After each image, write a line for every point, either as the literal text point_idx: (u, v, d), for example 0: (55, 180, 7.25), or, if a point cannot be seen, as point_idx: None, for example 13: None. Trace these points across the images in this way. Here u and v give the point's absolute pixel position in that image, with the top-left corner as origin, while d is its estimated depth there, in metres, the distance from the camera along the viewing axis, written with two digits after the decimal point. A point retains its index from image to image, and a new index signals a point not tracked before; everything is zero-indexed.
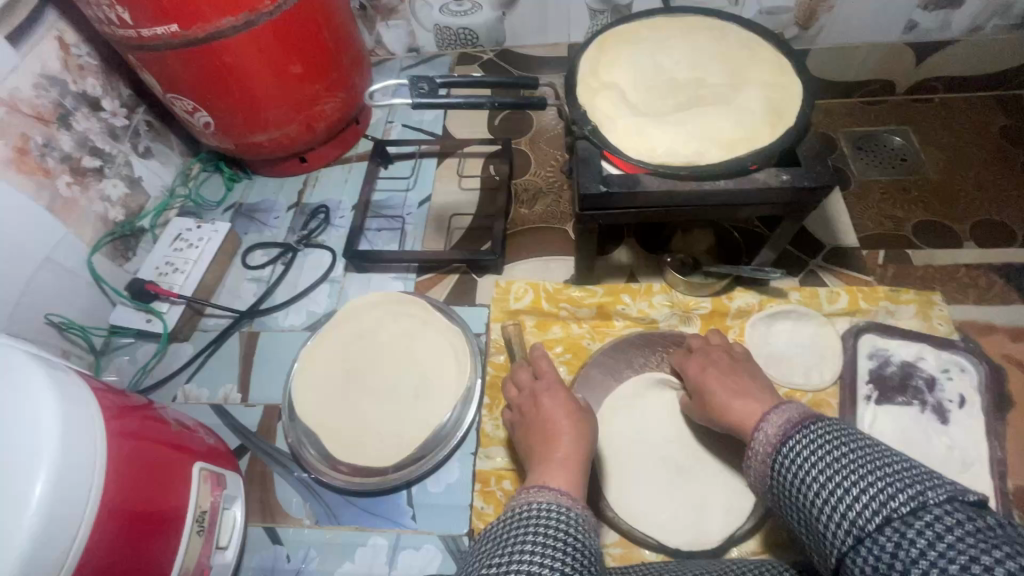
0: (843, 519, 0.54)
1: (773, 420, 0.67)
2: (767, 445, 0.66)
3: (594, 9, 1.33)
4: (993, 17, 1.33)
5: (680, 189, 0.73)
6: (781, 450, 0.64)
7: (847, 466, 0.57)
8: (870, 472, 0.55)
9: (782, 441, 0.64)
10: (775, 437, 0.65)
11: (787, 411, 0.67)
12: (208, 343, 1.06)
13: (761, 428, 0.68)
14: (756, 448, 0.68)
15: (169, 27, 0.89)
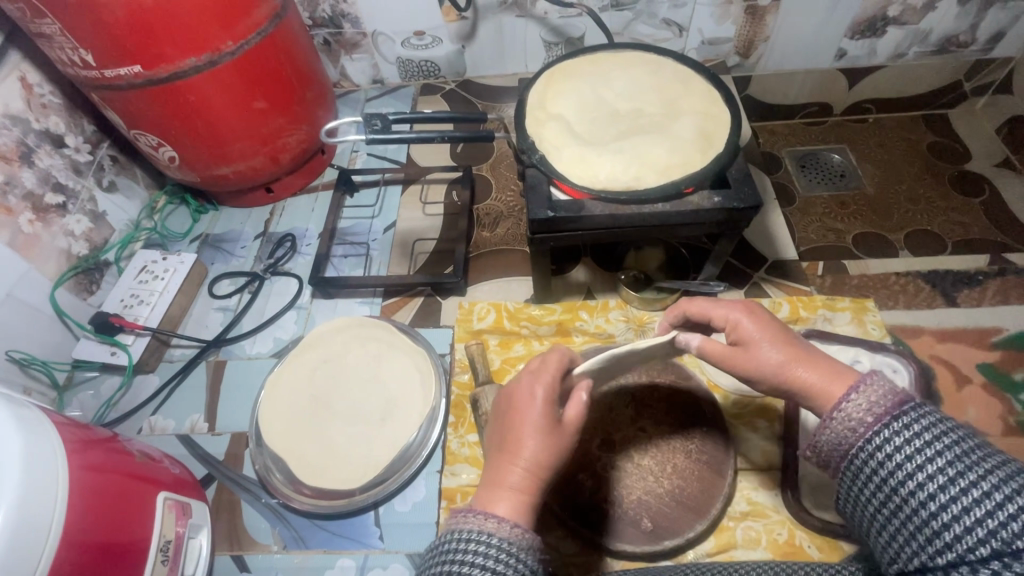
0: (961, 520, 0.45)
1: (857, 396, 0.54)
2: (858, 416, 0.53)
3: (548, 41, 1.41)
4: (914, 45, 1.44)
5: (621, 213, 0.78)
6: (879, 428, 0.51)
7: (979, 463, 0.46)
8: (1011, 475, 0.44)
9: (886, 418, 0.51)
10: (870, 410, 0.53)
11: (881, 384, 0.54)
12: (173, 373, 1.06)
13: (851, 396, 0.54)
14: (839, 418, 0.54)
15: (133, 68, 0.92)
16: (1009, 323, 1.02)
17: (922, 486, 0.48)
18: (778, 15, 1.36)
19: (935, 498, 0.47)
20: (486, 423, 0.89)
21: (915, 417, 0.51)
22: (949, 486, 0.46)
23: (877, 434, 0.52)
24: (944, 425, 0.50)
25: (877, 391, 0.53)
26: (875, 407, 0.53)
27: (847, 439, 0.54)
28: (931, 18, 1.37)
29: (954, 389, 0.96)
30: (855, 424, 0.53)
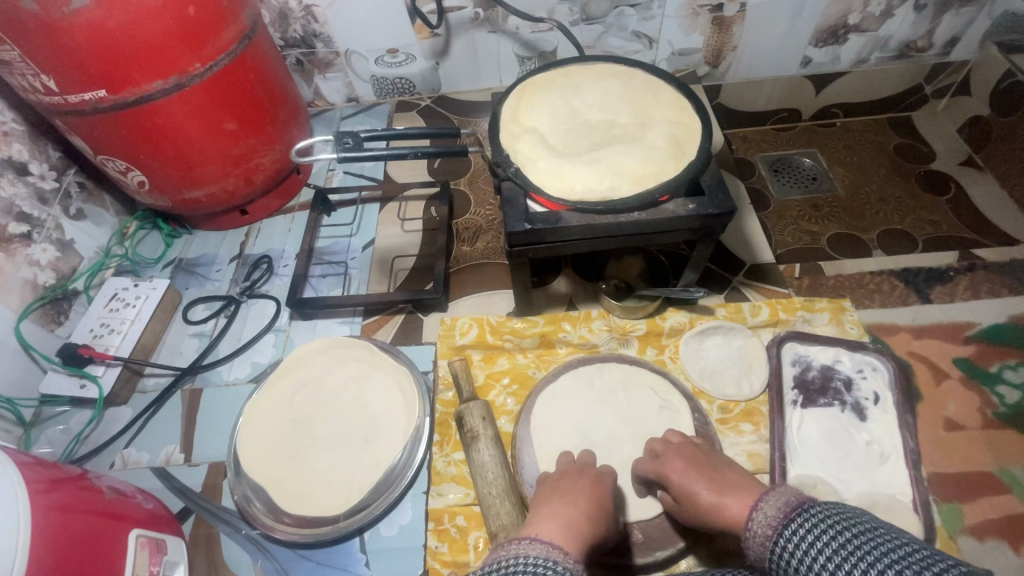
0: None
1: (764, 509, 0.63)
2: (762, 532, 0.61)
3: (521, 56, 1.42)
4: (875, 51, 1.48)
5: (598, 223, 0.79)
6: (781, 534, 0.59)
7: (861, 554, 0.53)
8: (885, 561, 0.51)
9: (783, 524, 0.59)
10: (772, 521, 0.61)
11: (778, 495, 0.63)
12: (147, 404, 1.03)
13: (754, 511, 0.63)
14: (753, 537, 0.62)
15: (97, 92, 0.90)
16: (982, 317, 1.04)
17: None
18: (744, 26, 1.39)
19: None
20: (472, 440, 0.87)
21: (805, 521, 0.58)
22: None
23: (782, 542, 0.59)
24: (833, 517, 0.57)
25: (776, 503, 0.62)
26: (774, 517, 0.61)
27: (765, 554, 0.61)
28: (889, 25, 1.41)
29: (933, 384, 0.97)
30: (764, 539, 0.61)
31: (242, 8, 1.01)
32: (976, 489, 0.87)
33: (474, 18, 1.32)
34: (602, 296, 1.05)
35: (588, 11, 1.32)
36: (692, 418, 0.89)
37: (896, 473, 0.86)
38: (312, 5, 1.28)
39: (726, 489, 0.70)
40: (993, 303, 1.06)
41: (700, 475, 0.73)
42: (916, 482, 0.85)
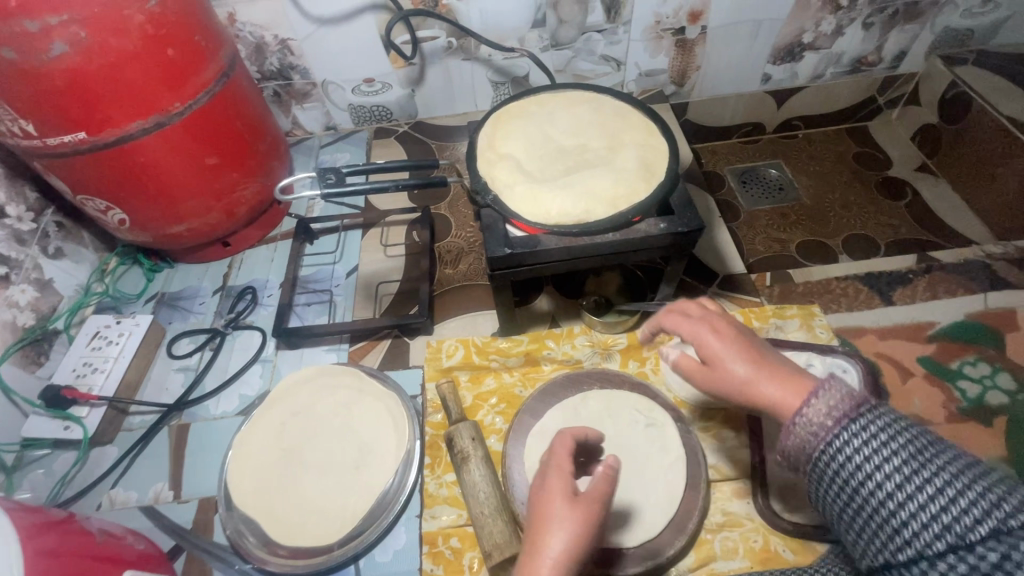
0: (939, 525, 0.46)
1: (823, 399, 0.53)
2: (818, 422, 0.53)
3: (494, 81, 1.47)
4: (829, 66, 1.56)
5: (575, 244, 0.82)
6: (843, 426, 0.52)
7: (936, 463, 0.48)
8: (967, 475, 0.47)
9: (850, 418, 0.52)
10: (833, 412, 0.52)
11: (842, 385, 0.54)
12: (134, 442, 1.02)
13: (814, 395, 0.54)
14: (803, 421, 0.54)
15: (77, 134, 0.91)
16: (941, 317, 1.10)
17: (887, 485, 0.49)
18: (706, 46, 1.45)
19: (898, 496, 0.48)
20: (463, 461, 0.89)
21: (874, 419, 0.51)
22: (912, 489, 0.48)
23: (841, 435, 0.51)
24: (902, 421, 0.51)
25: (835, 394, 0.53)
26: (837, 409, 0.52)
27: (813, 442, 0.53)
28: (841, 42, 1.49)
29: (899, 382, 1.02)
30: (817, 429, 0.53)
31: (220, 47, 1.04)
32: None
33: (448, 46, 1.37)
34: (583, 312, 1.08)
35: (557, 37, 1.37)
36: (676, 430, 0.94)
37: None
38: (288, 39, 1.31)
39: (782, 382, 0.59)
40: (950, 302, 1.12)
41: (742, 351, 0.63)
42: None
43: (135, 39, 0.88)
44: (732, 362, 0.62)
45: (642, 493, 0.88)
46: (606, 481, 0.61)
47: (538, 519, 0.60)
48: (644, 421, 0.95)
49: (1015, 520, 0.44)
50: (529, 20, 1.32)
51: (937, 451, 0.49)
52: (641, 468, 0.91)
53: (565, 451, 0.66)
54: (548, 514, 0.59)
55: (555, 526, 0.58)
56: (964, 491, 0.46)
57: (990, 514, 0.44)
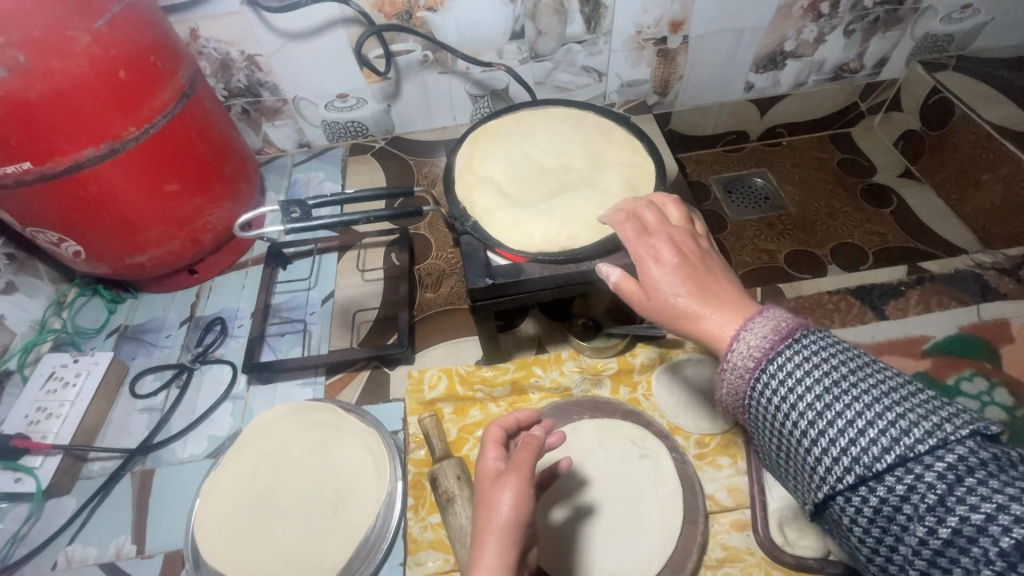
0: (849, 453, 0.49)
1: (751, 334, 0.55)
2: (742, 366, 0.55)
3: (473, 94, 1.42)
4: (811, 74, 1.54)
5: (561, 272, 0.78)
6: (767, 365, 0.54)
7: (853, 393, 0.51)
8: (882, 403, 0.50)
9: (773, 355, 0.54)
10: (757, 351, 0.54)
11: (776, 315, 0.56)
12: (93, 491, 0.95)
13: (743, 330, 0.56)
14: (731, 362, 0.56)
15: (22, 164, 0.84)
16: (935, 330, 1.08)
17: (806, 421, 0.52)
18: (687, 56, 1.43)
19: (817, 432, 0.51)
20: (447, 503, 0.84)
21: (794, 356, 0.53)
22: (830, 423, 0.51)
23: (766, 376, 0.54)
24: (825, 352, 0.53)
25: (759, 332, 0.55)
26: (761, 346, 0.55)
27: (739, 383, 0.56)
28: (822, 50, 1.48)
29: None
30: (740, 371, 0.55)
31: (179, 66, 0.98)
32: None
33: (423, 60, 1.32)
34: (571, 338, 1.04)
35: (536, 49, 1.33)
36: (671, 460, 0.90)
37: None
38: (255, 55, 1.25)
39: (722, 310, 0.59)
40: (943, 315, 1.10)
41: (684, 277, 0.61)
42: None
43: (81, 61, 0.82)
44: (670, 289, 0.61)
45: (636, 530, 0.84)
46: (533, 450, 0.66)
47: (482, 492, 0.64)
48: (636, 452, 0.91)
49: (920, 445, 0.47)
50: (507, 33, 1.27)
51: (855, 381, 0.51)
52: (635, 502, 0.87)
53: (496, 433, 0.72)
54: (488, 488, 0.64)
55: (497, 496, 0.62)
56: (877, 421, 0.49)
57: (897, 443, 0.48)
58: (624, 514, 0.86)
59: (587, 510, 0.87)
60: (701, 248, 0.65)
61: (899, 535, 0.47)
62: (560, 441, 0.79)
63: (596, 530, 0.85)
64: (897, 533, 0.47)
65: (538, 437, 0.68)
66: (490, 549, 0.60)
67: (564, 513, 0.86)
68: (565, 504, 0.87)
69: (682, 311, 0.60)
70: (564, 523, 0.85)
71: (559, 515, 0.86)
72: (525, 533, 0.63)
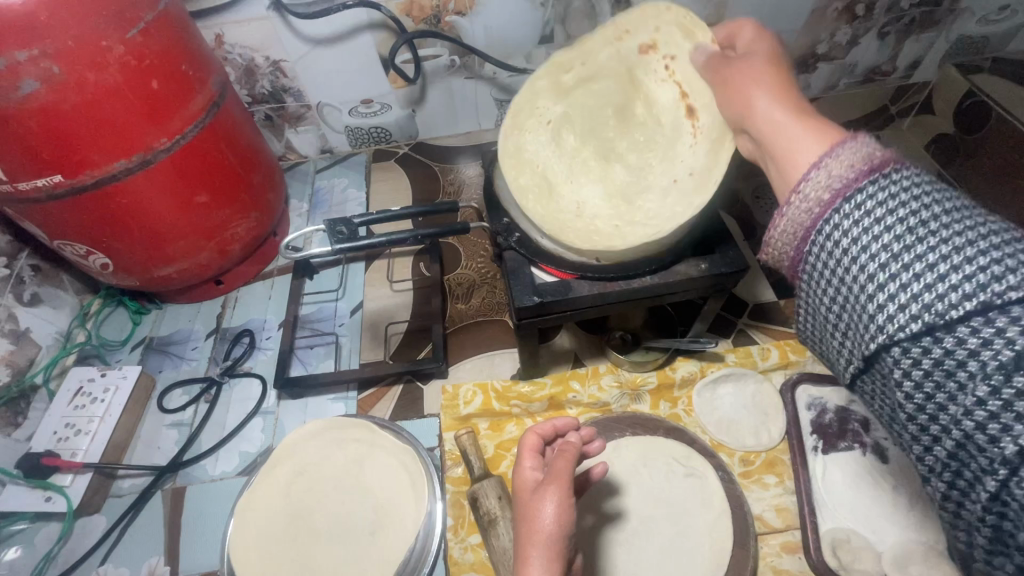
0: (918, 299, 0.42)
1: (835, 155, 0.49)
2: (814, 191, 0.49)
3: (499, 99, 1.40)
4: (842, 77, 1.52)
5: (610, 290, 0.76)
6: (847, 195, 0.47)
7: (938, 238, 0.42)
8: (977, 250, 0.41)
9: (857, 187, 0.47)
10: (840, 182, 0.48)
11: (871, 143, 0.49)
12: (124, 509, 0.93)
13: (831, 155, 0.49)
14: (802, 192, 0.50)
15: (53, 178, 0.82)
16: None
17: (875, 264, 0.45)
18: None
19: (887, 275, 0.44)
20: (489, 524, 0.82)
21: (878, 188, 0.46)
22: (903, 262, 0.43)
23: (840, 208, 0.47)
24: (915, 189, 0.45)
25: (846, 156, 0.49)
26: (843, 177, 0.48)
27: (811, 214, 0.49)
28: (855, 53, 1.45)
29: None
30: (811, 203, 0.49)
31: (209, 75, 0.96)
32: None
33: (450, 65, 1.29)
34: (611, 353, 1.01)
35: None
36: (718, 480, 0.87)
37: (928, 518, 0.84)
38: (280, 61, 1.23)
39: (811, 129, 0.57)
40: None
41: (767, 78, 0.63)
42: None
43: (115, 72, 0.80)
44: (761, 99, 0.61)
45: (685, 554, 0.81)
46: (570, 460, 0.65)
47: (523, 504, 0.62)
48: (682, 471, 0.89)
49: (1008, 292, 0.39)
50: (536, 37, 1.25)
51: (949, 223, 0.43)
52: (683, 524, 0.84)
53: (534, 440, 0.70)
54: (528, 499, 0.62)
55: (539, 505, 0.60)
56: (965, 266, 0.41)
57: (981, 288, 0.40)
58: (672, 536, 0.83)
59: (635, 532, 0.84)
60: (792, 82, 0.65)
61: (955, 387, 0.40)
62: (601, 448, 0.75)
63: (644, 555, 0.82)
64: (955, 386, 0.40)
65: (575, 446, 0.66)
66: (535, 562, 0.57)
67: (593, 519, 0.85)
68: (613, 526, 0.84)
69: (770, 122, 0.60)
70: (612, 545, 0.83)
71: (587, 522, 0.84)
72: (569, 546, 0.60)
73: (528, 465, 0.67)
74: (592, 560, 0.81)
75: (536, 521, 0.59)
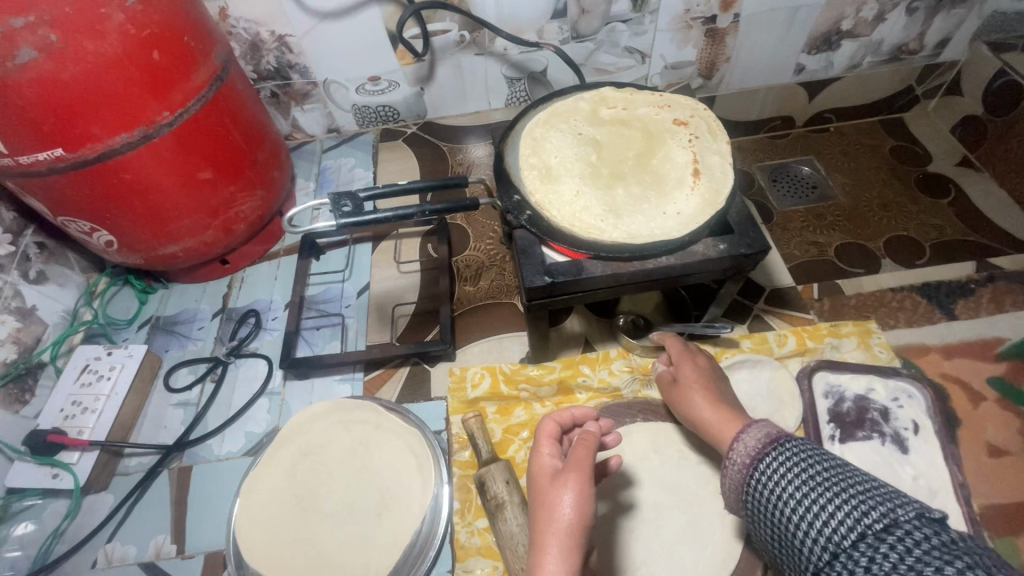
0: (822, 532, 0.57)
1: (748, 435, 0.69)
2: (740, 459, 0.68)
3: (510, 77, 1.36)
4: (867, 55, 1.43)
5: (623, 270, 0.73)
6: (755, 464, 0.66)
7: (822, 487, 0.59)
8: (848, 493, 0.57)
9: (761, 458, 0.66)
10: (752, 449, 0.67)
11: (762, 425, 0.70)
12: (131, 487, 0.93)
13: (738, 438, 0.70)
14: (732, 457, 0.69)
15: (54, 151, 0.80)
16: (1010, 332, 1.05)
17: (794, 511, 0.60)
18: (738, 37, 1.33)
19: (800, 518, 0.59)
20: (497, 509, 0.80)
21: (778, 455, 0.65)
22: (805, 511, 0.59)
23: (755, 472, 0.65)
24: (806, 455, 0.64)
25: (755, 435, 0.69)
26: (756, 448, 0.67)
27: (740, 479, 0.67)
28: (882, 29, 1.36)
29: (969, 407, 0.96)
30: (740, 464, 0.67)
31: (213, 47, 0.93)
32: None
33: (460, 41, 1.25)
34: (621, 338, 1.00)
35: (579, 29, 1.25)
36: None
37: (947, 510, 0.82)
38: (286, 35, 1.20)
39: (726, 420, 0.77)
40: (1018, 315, 1.07)
41: (705, 382, 0.83)
42: (969, 519, 0.81)
43: (115, 41, 0.77)
44: (690, 387, 0.83)
45: (696, 543, 0.80)
46: (590, 448, 0.63)
47: (541, 491, 0.61)
48: (694, 460, 0.87)
49: (874, 523, 0.53)
50: (548, 11, 1.20)
51: (831, 474, 0.60)
52: (693, 513, 0.82)
53: (551, 428, 0.69)
54: (546, 488, 0.61)
55: (557, 495, 0.59)
56: (843, 504, 0.57)
57: (859, 523, 0.54)
58: (684, 525, 0.81)
59: (649, 521, 0.82)
60: (716, 373, 0.86)
61: None
62: (618, 441, 0.74)
63: (656, 545, 0.80)
64: None
65: (596, 434, 0.65)
66: (550, 551, 0.55)
67: (608, 507, 0.83)
68: (624, 513, 0.83)
69: (696, 406, 0.81)
70: (624, 532, 0.81)
71: (603, 509, 0.83)
72: (588, 535, 0.59)
73: (547, 451, 0.66)
74: (604, 544, 0.80)
75: (552, 513, 0.58)
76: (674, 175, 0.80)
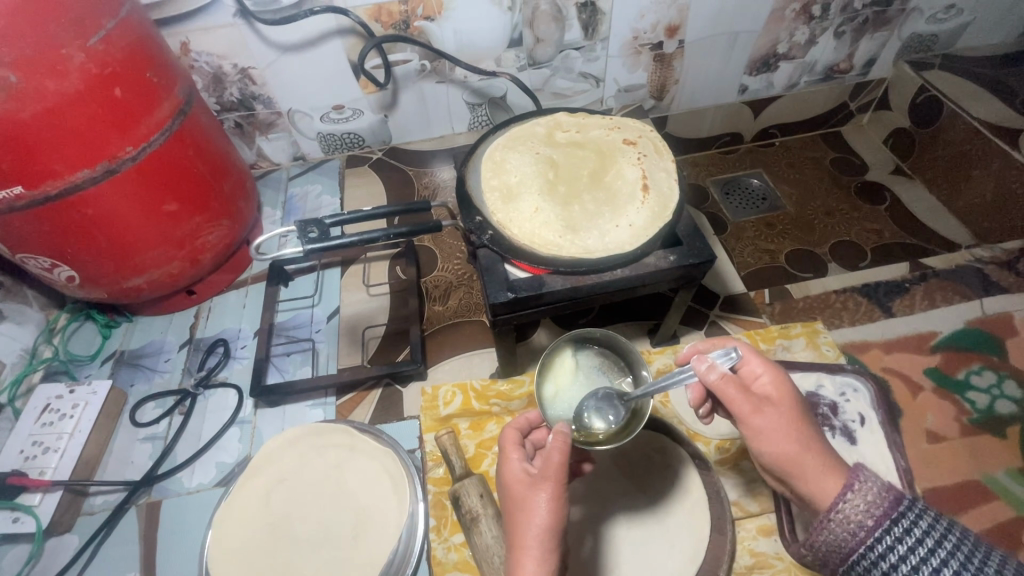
0: None
1: (856, 497, 0.56)
2: (855, 521, 0.56)
3: (471, 102, 1.41)
4: (804, 75, 1.52)
5: (581, 284, 0.77)
6: (867, 543, 0.55)
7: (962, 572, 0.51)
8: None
9: (883, 527, 0.55)
10: (867, 516, 0.56)
11: (873, 482, 0.57)
12: (97, 527, 0.91)
13: (842, 500, 0.57)
14: (841, 518, 0.57)
15: (12, 189, 0.80)
16: (942, 327, 1.13)
17: None
18: (684, 61, 1.41)
19: None
20: (472, 522, 0.81)
21: (906, 524, 0.54)
22: None
23: (873, 543, 0.55)
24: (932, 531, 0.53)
25: (864, 494, 0.56)
26: (871, 512, 0.55)
27: (846, 544, 0.56)
28: (814, 52, 1.45)
29: (910, 397, 1.04)
30: (855, 529, 0.56)
31: (175, 82, 0.95)
32: (966, 500, 0.92)
33: (421, 69, 1.30)
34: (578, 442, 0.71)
35: (535, 56, 1.31)
36: (693, 467, 0.88)
37: None
38: (248, 68, 1.22)
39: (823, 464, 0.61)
40: (949, 311, 1.16)
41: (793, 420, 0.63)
42: None
43: (76, 80, 0.79)
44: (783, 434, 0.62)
45: (664, 543, 0.82)
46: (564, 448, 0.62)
47: (519, 497, 0.63)
48: (659, 460, 0.90)
49: None
50: (505, 39, 1.26)
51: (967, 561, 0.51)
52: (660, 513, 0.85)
53: (515, 433, 0.71)
54: (523, 491, 0.63)
55: (533, 501, 0.62)
56: None
57: None
58: (653, 527, 0.84)
59: (620, 521, 0.85)
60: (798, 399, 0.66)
61: None
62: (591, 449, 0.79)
63: (629, 546, 0.83)
64: None
65: (568, 430, 0.63)
66: (530, 555, 0.58)
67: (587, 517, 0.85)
68: (599, 520, 0.85)
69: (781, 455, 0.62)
70: (599, 537, 0.84)
71: (584, 522, 0.85)
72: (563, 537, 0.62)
73: (515, 457, 0.68)
74: (581, 549, 0.83)
75: (527, 524, 0.60)
76: (625, 191, 0.85)
